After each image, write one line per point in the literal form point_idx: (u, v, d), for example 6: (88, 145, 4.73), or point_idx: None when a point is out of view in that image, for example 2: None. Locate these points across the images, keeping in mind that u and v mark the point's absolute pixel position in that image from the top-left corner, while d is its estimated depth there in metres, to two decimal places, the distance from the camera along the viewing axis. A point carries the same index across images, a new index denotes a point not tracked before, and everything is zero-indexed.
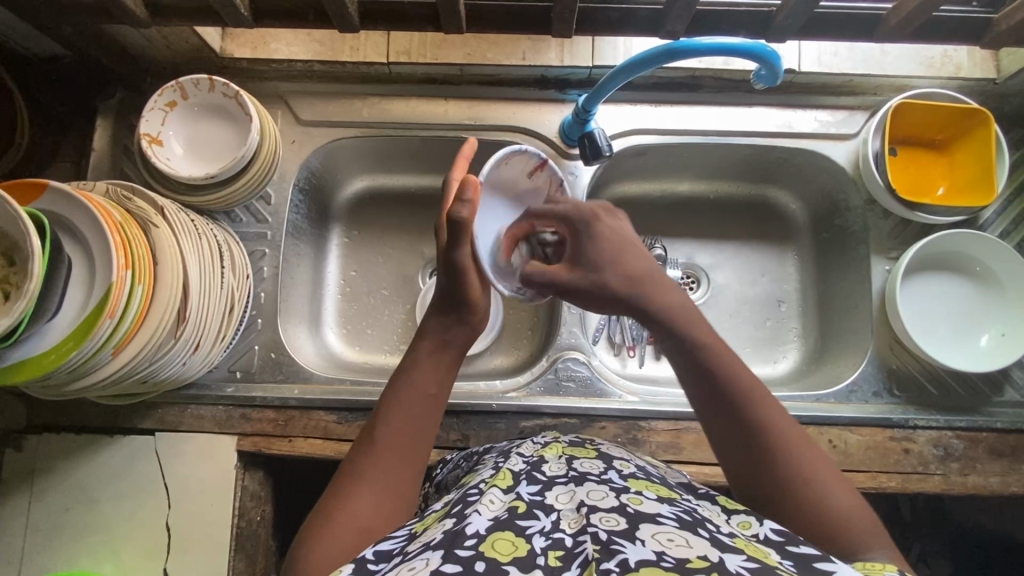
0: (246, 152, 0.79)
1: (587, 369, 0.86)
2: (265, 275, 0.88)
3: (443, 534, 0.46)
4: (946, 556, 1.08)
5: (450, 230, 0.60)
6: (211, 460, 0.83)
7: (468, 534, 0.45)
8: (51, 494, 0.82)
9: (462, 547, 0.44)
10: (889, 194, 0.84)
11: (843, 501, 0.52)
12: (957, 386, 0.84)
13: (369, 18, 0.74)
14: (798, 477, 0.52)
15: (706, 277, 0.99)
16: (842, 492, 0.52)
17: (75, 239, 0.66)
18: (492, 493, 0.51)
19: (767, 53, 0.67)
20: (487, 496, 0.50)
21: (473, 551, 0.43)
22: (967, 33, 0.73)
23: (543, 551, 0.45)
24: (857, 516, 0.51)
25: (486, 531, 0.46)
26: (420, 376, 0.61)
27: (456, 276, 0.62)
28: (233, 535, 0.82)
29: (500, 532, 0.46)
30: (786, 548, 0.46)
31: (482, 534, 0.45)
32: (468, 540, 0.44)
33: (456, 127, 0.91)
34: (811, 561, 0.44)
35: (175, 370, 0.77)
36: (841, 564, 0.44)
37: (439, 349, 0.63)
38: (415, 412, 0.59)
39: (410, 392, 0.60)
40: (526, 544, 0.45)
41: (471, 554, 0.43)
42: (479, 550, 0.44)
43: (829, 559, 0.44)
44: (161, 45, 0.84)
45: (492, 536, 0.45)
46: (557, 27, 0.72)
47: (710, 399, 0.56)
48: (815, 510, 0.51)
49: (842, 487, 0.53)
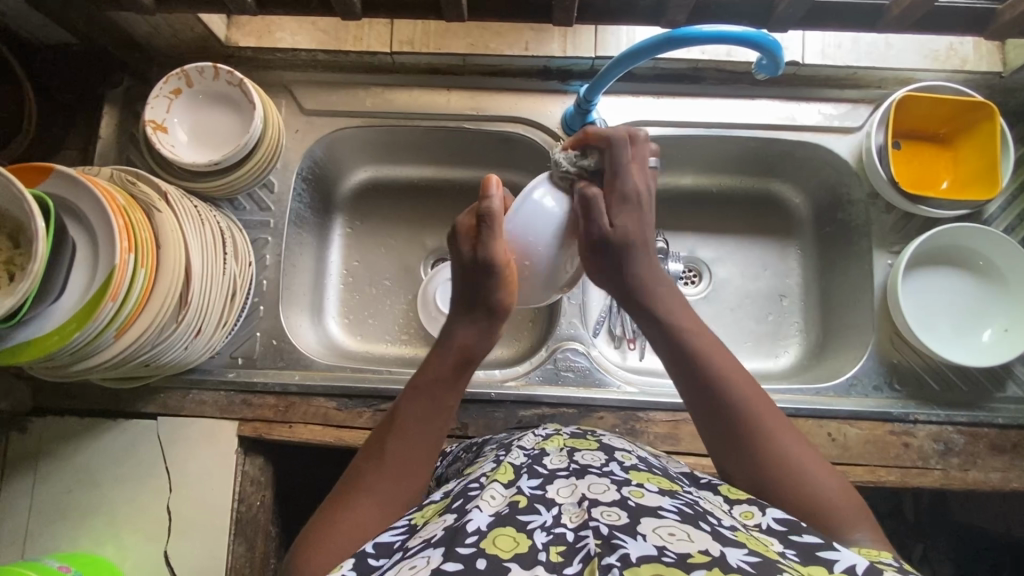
0: (249, 140, 0.80)
1: (585, 359, 0.87)
2: (267, 264, 0.89)
3: (444, 530, 0.47)
4: (948, 556, 1.08)
5: (483, 227, 0.59)
6: (211, 444, 0.84)
7: (469, 530, 0.45)
8: (54, 476, 0.83)
9: (463, 544, 0.44)
10: (891, 187, 0.84)
11: (829, 484, 0.53)
12: (958, 381, 0.83)
13: (372, 7, 0.75)
14: (787, 459, 0.54)
15: (707, 271, 0.99)
16: (828, 475, 0.53)
17: (80, 224, 0.67)
18: (494, 488, 0.51)
19: (768, 42, 0.67)
20: (489, 492, 0.50)
21: (473, 549, 0.44)
22: (970, 24, 0.73)
23: (545, 546, 0.45)
24: (843, 497, 0.52)
25: (487, 528, 0.46)
26: (436, 387, 0.61)
27: (492, 274, 0.60)
28: (233, 519, 0.82)
29: (501, 528, 0.46)
30: (788, 538, 0.47)
31: (483, 530, 0.45)
32: (468, 538, 0.45)
33: (458, 117, 0.91)
34: (814, 550, 0.45)
35: (176, 355, 0.78)
36: (841, 552, 0.44)
37: (461, 366, 0.62)
38: (427, 424, 0.59)
39: (425, 403, 0.60)
40: (527, 540, 0.45)
41: (473, 551, 0.43)
42: (480, 547, 0.44)
43: (832, 547, 0.45)
44: (167, 33, 0.84)
45: (493, 532, 0.45)
46: (559, 16, 0.72)
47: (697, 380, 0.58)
48: (802, 490, 0.52)
49: (832, 477, 0.53)
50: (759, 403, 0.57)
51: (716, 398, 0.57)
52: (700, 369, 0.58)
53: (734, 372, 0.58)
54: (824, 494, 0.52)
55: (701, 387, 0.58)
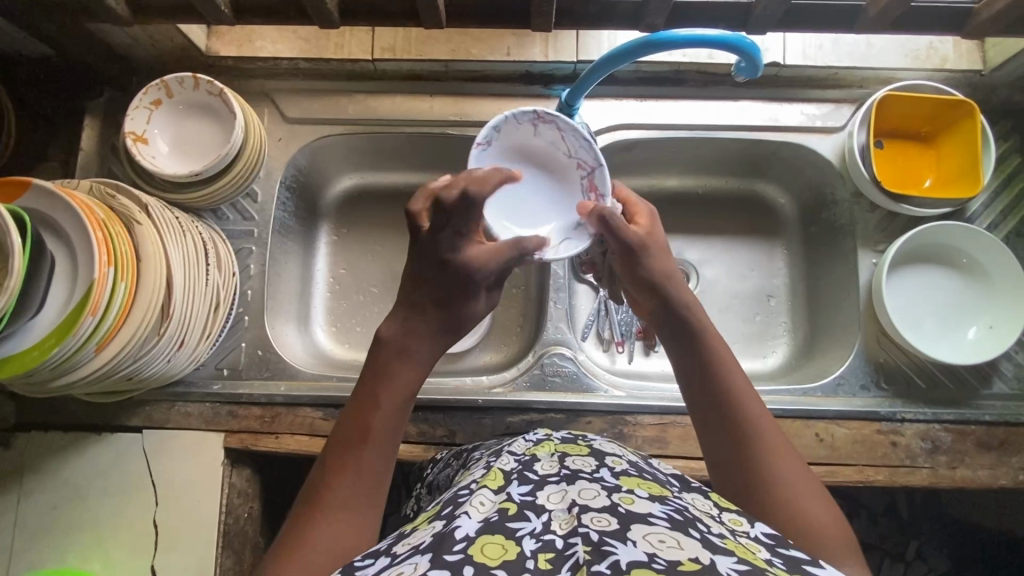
0: (230, 151, 0.79)
1: (573, 364, 0.86)
2: (252, 273, 0.88)
3: (432, 537, 0.46)
4: (942, 553, 1.08)
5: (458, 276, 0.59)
6: (197, 457, 0.83)
7: (458, 537, 0.45)
8: (39, 492, 0.82)
9: (450, 551, 0.44)
10: (874, 186, 0.84)
11: (826, 519, 0.51)
12: (944, 378, 0.83)
13: (350, 15, 0.75)
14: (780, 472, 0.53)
15: (694, 273, 0.98)
16: (825, 510, 0.52)
17: (58, 237, 0.66)
18: (483, 495, 0.51)
19: (746, 45, 0.66)
20: (478, 498, 0.50)
21: (461, 555, 0.43)
22: (948, 24, 0.73)
23: (533, 554, 0.44)
24: (830, 530, 0.50)
25: (475, 534, 0.46)
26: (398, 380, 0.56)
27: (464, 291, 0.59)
28: (220, 531, 0.82)
29: (490, 535, 0.45)
30: (776, 549, 0.46)
31: (471, 536, 0.45)
32: (456, 544, 0.44)
33: (442, 123, 0.91)
34: (800, 562, 0.44)
35: (161, 368, 0.77)
36: (827, 568, 0.44)
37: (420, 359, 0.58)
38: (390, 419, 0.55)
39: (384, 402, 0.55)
40: (515, 547, 0.44)
41: (459, 558, 0.43)
42: (467, 554, 0.43)
43: (818, 563, 0.44)
44: (146, 43, 0.84)
45: (481, 539, 0.45)
46: (537, 22, 0.72)
47: (705, 388, 0.58)
48: (789, 514, 0.51)
49: (823, 506, 0.52)
50: (776, 435, 0.55)
51: (722, 403, 0.57)
52: (722, 387, 0.57)
53: (748, 393, 0.57)
54: (813, 519, 0.51)
55: (717, 407, 0.57)
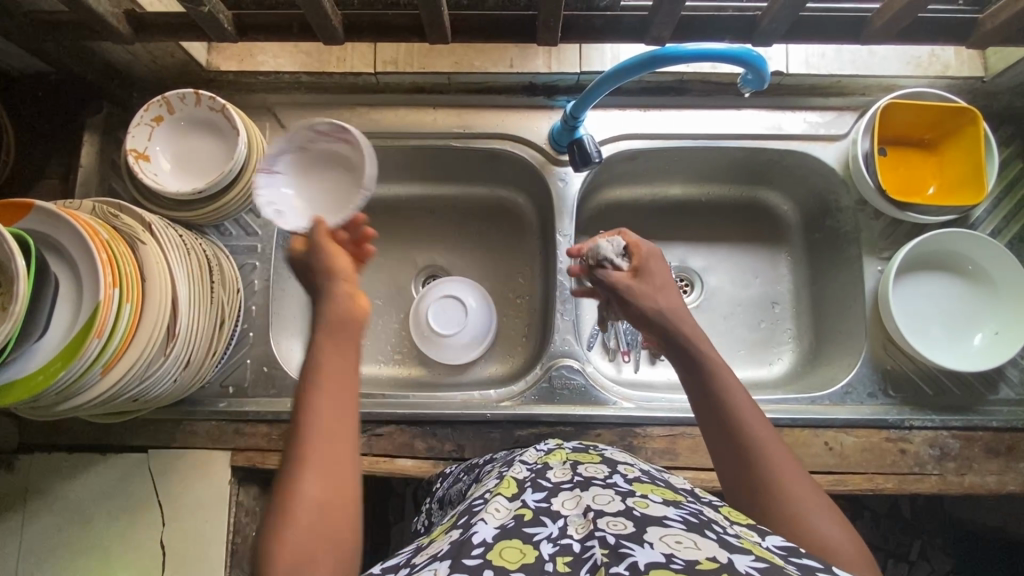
0: (233, 166, 0.78)
1: (581, 377, 0.86)
2: (256, 288, 0.88)
3: (450, 544, 0.46)
4: (946, 554, 1.09)
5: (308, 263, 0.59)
6: (203, 476, 0.82)
7: (476, 542, 0.44)
8: (44, 514, 0.81)
9: (470, 555, 0.43)
10: (879, 195, 0.84)
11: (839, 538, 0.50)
12: (951, 385, 0.84)
13: (354, 31, 0.74)
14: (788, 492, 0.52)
15: (699, 281, 0.99)
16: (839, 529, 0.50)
17: (63, 260, 0.66)
18: (498, 502, 0.50)
19: (753, 57, 0.66)
20: (493, 505, 0.50)
21: (481, 559, 0.43)
22: (952, 34, 0.73)
23: (552, 557, 0.43)
24: (846, 551, 0.49)
25: (493, 539, 0.45)
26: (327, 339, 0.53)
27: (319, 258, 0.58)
28: (229, 551, 0.81)
29: (507, 541, 0.45)
30: (790, 559, 0.44)
31: (490, 542, 0.45)
32: (475, 549, 0.44)
33: (447, 136, 0.90)
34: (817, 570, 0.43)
35: (166, 388, 0.76)
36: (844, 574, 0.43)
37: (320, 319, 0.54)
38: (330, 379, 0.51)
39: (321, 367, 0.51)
40: (534, 551, 0.44)
41: (478, 562, 0.42)
42: (486, 558, 0.43)
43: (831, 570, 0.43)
44: (146, 59, 0.83)
45: (500, 544, 0.44)
46: (543, 36, 0.72)
47: (710, 410, 0.58)
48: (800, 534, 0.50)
49: (837, 525, 0.51)
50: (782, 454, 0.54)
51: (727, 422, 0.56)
52: (725, 407, 0.57)
53: (752, 412, 0.56)
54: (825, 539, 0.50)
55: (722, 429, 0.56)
